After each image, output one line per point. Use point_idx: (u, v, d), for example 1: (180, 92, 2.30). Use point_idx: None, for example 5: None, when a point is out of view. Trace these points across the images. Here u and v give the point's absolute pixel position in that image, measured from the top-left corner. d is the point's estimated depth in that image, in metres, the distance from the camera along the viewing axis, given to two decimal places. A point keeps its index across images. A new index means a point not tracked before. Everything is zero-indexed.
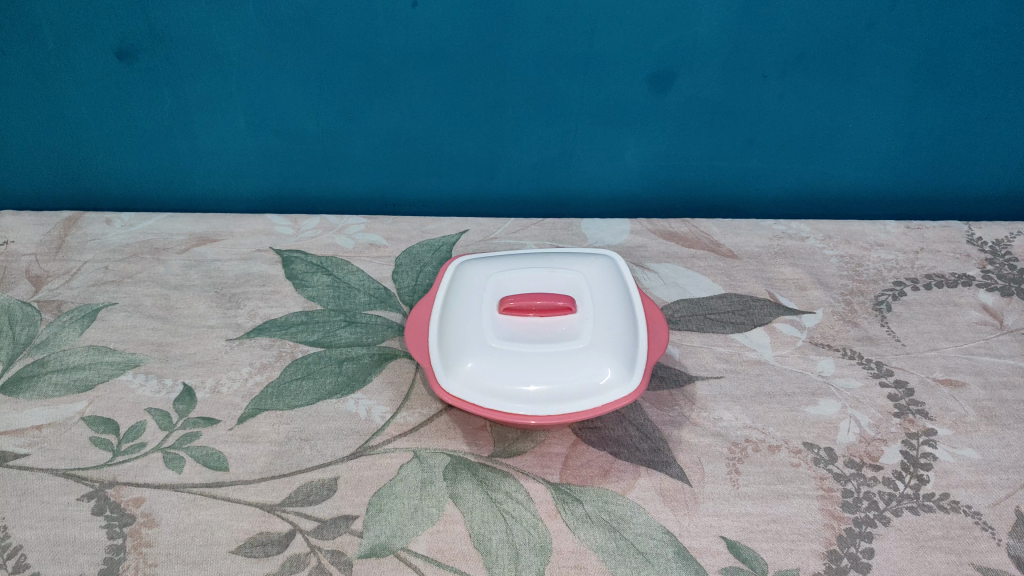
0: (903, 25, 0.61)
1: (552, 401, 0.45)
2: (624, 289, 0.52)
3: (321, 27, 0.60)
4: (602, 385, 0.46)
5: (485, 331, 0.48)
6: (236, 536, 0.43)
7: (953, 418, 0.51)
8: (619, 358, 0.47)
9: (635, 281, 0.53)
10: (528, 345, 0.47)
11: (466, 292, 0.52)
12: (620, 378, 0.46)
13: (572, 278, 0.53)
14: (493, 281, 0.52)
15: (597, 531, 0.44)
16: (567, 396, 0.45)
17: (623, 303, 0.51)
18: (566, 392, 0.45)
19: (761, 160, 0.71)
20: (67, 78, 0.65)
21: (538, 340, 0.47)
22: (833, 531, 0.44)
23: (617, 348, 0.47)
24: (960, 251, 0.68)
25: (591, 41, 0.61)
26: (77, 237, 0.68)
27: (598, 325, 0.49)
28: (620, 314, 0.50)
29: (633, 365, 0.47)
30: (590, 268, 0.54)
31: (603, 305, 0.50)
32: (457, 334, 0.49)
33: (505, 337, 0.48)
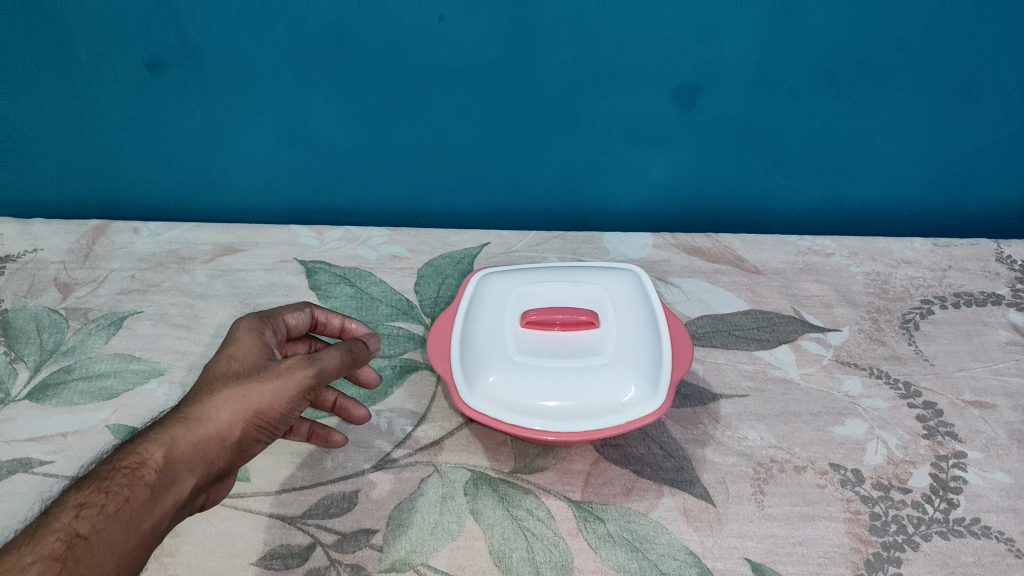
0: (936, 41, 0.60)
1: (574, 417, 0.45)
2: (648, 304, 0.52)
3: (349, 42, 0.60)
4: (626, 402, 0.45)
5: (507, 345, 0.48)
6: (257, 548, 0.43)
7: (983, 441, 0.50)
8: (643, 376, 0.46)
9: (658, 295, 0.53)
10: (550, 361, 0.47)
11: (488, 306, 0.52)
12: (645, 395, 0.45)
13: (595, 292, 0.52)
14: (515, 295, 0.52)
15: (619, 551, 0.44)
16: (588, 413, 0.45)
17: (648, 319, 0.50)
18: (586, 408, 0.45)
19: (789, 175, 0.71)
20: (101, 92, 0.66)
21: (561, 355, 0.47)
22: (860, 555, 0.43)
23: (640, 365, 0.47)
24: (990, 270, 0.66)
25: (618, 57, 0.61)
26: (104, 246, 0.69)
27: (621, 342, 0.48)
28: (643, 329, 0.49)
29: (657, 382, 0.46)
30: (613, 283, 0.54)
31: (627, 322, 0.50)
32: (479, 348, 0.48)
33: (527, 351, 0.47)
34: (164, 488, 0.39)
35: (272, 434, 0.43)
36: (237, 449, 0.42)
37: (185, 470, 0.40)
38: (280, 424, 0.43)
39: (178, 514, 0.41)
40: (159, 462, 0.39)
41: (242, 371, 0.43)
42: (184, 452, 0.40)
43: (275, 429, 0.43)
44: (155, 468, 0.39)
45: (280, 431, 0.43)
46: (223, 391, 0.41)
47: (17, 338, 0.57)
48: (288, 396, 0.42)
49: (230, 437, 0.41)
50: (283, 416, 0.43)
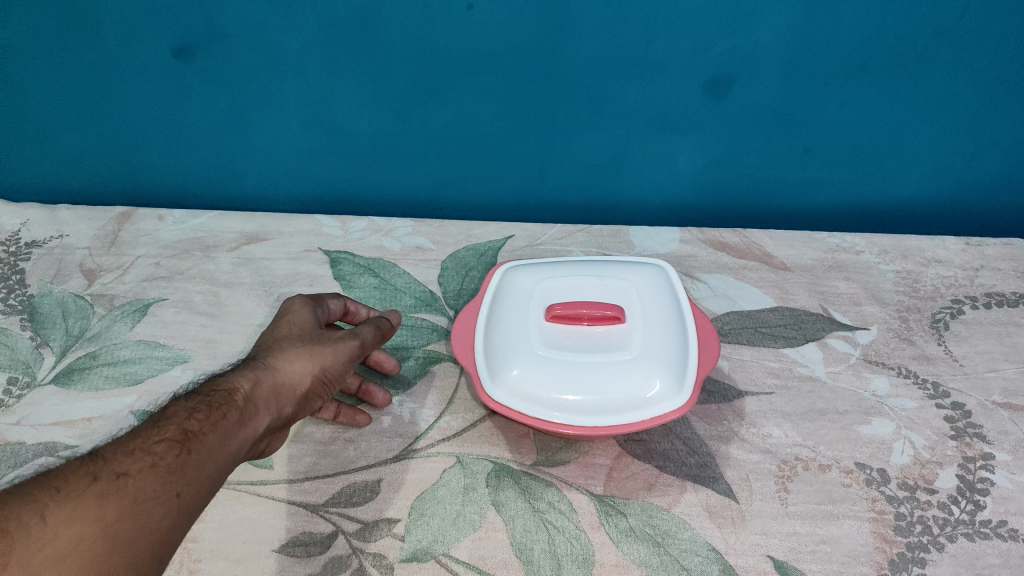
0: (973, 34, 0.59)
1: (598, 413, 0.44)
2: (674, 300, 0.51)
3: (376, 28, 0.60)
4: (650, 398, 0.45)
5: (532, 338, 0.48)
6: (279, 535, 0.43)
7: (1012, 442, 0.50)
8: (668, 372, 0.46)
9: (686, 292, 0.52)
10: (575, 355, 0.46)
11: (512, 299, 0.51)
12: (670, 391, 0.45)
13: (622, 288, 0.52)
14: (540, 288, 0.52)
15: (641, 545, 0.43)
16: (612, 408, 0.44)
17: (674, 316, 0.50)
18: (611, 404, 0.45)
19: (817, 169, 0.70)
20: (129, 78, 0.66)
21: (586, 350, 0.47)
22: (885, 555, 0.43)
23: (666, 361, 0.46)
24: (1021, 270, 0.65)
25: (648, 46, 0.60)
26: (130, 233, 0.69)
27: (647, 338, 0.48)
28: (670, 326, 0.49)
29: (683, 380, 0.46)
30: (639, 278, 0.53)
31: (652, 318, 0.49)
32: (503, 340, 0.48)
33: (552, 345, 0.47)
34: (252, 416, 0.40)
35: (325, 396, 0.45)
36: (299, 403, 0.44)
37: (267, 405, 0.41)
38: (336, 385, 0.46)
39: (248, 454, 0.41)
40: (249, 391, 0.40)
41: (307, 331, 0.45)
42: (268, 389, 0.41)
43: (330, 390, 0.45)
44: (247, 395, 0.40)
45: (332, 394, 0.46)
46: (294, 345, 0.44)
47: (43, 322, 0.58)
48: (348, 356, 0.46)
49: (303, 386, 0.43)
50: (340, 376, 0.46)
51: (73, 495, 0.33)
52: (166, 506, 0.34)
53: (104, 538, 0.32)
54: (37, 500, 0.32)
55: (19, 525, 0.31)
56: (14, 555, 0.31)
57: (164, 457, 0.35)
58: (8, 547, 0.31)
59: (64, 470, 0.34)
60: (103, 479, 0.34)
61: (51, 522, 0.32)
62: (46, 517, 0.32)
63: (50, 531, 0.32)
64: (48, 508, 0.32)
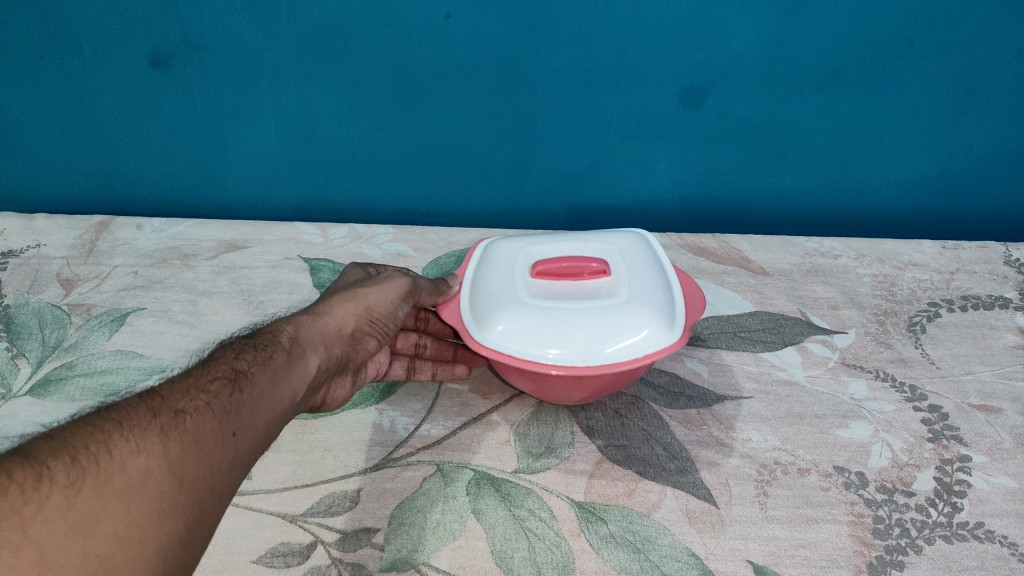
0: (943, 43, 0.60)
1: (588, 351, 0.44)
2: (657, 260, 0.52)
3: (351, 38, 0.60)
4: (642, 335, 0.44)
5: (520, 289, 0.48)
6: (257, 545, 0.43)
7: (988, 444, 0.50)
8: (657, 310, 0.46)
9: (666, 253, 0.53)
10: (561, 301, 0.46)
11: (498, 260, 0.52)
12: (659, 329, 0.45)
13: (603, 247, 0.53)
14: (527, 249, 0.52)
15: (621, 552, 0.43)
16: (608, 343, 0.44)
17: (658, 270, 0.50)
18: (606, 339, 0.44)
19: (794, 175, 0.71)
20: (105, 87, 0.66)
21: (575, 297, 0.47)
22: (863, 558, 0.43)
23: (655, 301, 0.47)
24: (997, 272, 0.66)
25: (623, 55, 0.61)
26: (108, 242, 0.69)
27: (633, 284, 0.48)
28: (655, 276, 0.49)
29: (671, 320, 0.46)
30: (621, 241, 0.54)
31: (638, 270, 0.50)
32: (488, 294, 0.48)
33: (541, 295, 0.47)
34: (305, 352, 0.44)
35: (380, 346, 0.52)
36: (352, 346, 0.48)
37: (313, 348, 0.44)
38: (384, 326, 0.50)
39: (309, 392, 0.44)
40: (292, 333, 0.44)
41: (350, 286, 0.51)
42: (311, 331, 0.45)
43: (379, 331, 0.50)
44: (291, 336, 0.44)
45: (382, 335, 0.50)
46: (336, 296, 0.49)
47: (19, 333, 0.57)
48: (391, 297, 0.50)
49: (345, 329, 0.47)
50: (384, 319, 0.50)
51: (138, 430, 0.32)
52: (223, 443, 0.35)
53: (172, 470, 0.32)
54: (102, 434, 0.32)
55: (90, 456, 0.31)
56: (86, 484, 0.30)
57: (216, 397, 0.36)
58: (81, 476, 0.30)
59: (121, 412, 0.34)
60: (162, 417, 0.34)
61: (119, 453, 0.31)
62: (114, 448, 0.31)
63: (120, 462, 0.31)
64: (115, 440, 0.32)
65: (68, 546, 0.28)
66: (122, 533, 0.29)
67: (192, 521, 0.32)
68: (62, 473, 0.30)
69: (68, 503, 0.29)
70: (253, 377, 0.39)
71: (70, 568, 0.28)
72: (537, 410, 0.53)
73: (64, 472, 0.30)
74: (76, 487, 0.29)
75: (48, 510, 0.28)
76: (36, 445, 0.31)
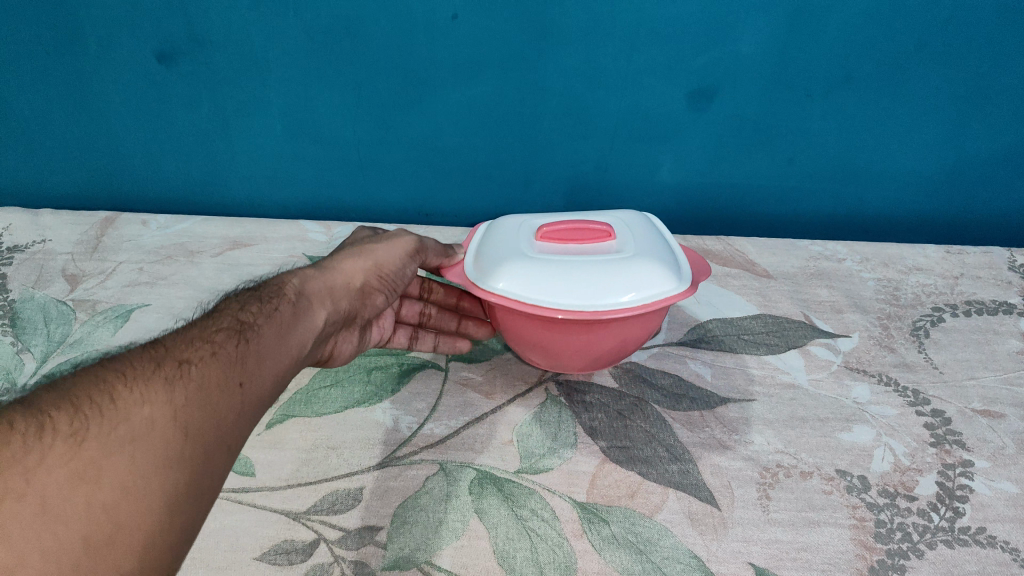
0: (950, 47, 0.61)
1: (601, 297, 0.44)
2: (660, 232, 0.53)
3: (361, 37, 0.61)
4: (652, 285, 0.45)
5: (528, 245, 0.48)
6: (260, 543, 0.43)
7: (991, 449, 0.50)
8: (664, 265, 0.46)
9: (667, 228, 0.54)
10: (570, 254, 0.47)
11: (505, 225, 0.53)
12: (667, 282, 0.46)
13: (607, 218, 0.53)
14: (532, 218, 0.53)
15: (623, 553, 0.43)
16: (618, 291, 0.45)
17: (662, 238, 0.51)
18: (616, 287, 0.45)
19: (800, 180, 0.71)
20: (113, 83, 0.66)
21: (583, 252, 0.47)
22: (865, 562, 0.42)
23: (662, 258, 0.47)
24: (1001, 278, 0.66)
25: (632, 56, 0.61)
26: (113, 238, 0.69)
27: (640, 243, 0.49)
28: (660, 240, 0.50)
29: (678, 276, 0.47)
30: (624, 215, 0.55)
31: (644, 234, 0.51)
32: (497, 250, 0.49)
33: (549, 248, 0.48)
34: (314, 300, 0.46)
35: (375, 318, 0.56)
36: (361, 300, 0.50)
37: (322, 299, 0.46)
38: (392, 281, 0.52)
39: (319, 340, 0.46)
40: (301, 285, 0.46)
41: (360, 242, 0.52)
42: (321, 284, 0.47)
43: (386, 285, 0.52)
44: (300, 287, 0.45)
45: (390, 289, 0.53)
46: (347, 251, 0.51)
47: (24, 327, 0.57)
48: (398, 253, 0.52)
49: (355, 282, 0.49)
50: (392, 274, 0.52)
51: (141, 380, 0.33)
52: (227, 394, 0.35)
53: (176, 420, 0.32)
54: (106, 385, 0.32)
55: (93, 406, 0.31)
56: (89, 435, 0.30)
57: (221, 349, 0.37)
58: (83, 425, 0.30)
59: (125, 364, 0.34)
60: (166, 366, 0.34)
61: (122, 403, 0.31)
62: (117, 399, 0.31)
63: (123, 412, 0.31)
64: (118, 391, 0.32)
65: (72, 493, 0.28)
66: (125, 480, 0.29)
67: (199, 469, 0.32)
68: (64, 423, 0.30)
69: (70, 451, 0.29)
70: (259, 326, 0.40)
71: (74, 514, 0.28)
72: (541, 410, 0.53)
73: (66, 423, 0.30)
74: (79, 438, 0.29)
75: (49, 459, 0.28)
76: (39, 397, 0.31)
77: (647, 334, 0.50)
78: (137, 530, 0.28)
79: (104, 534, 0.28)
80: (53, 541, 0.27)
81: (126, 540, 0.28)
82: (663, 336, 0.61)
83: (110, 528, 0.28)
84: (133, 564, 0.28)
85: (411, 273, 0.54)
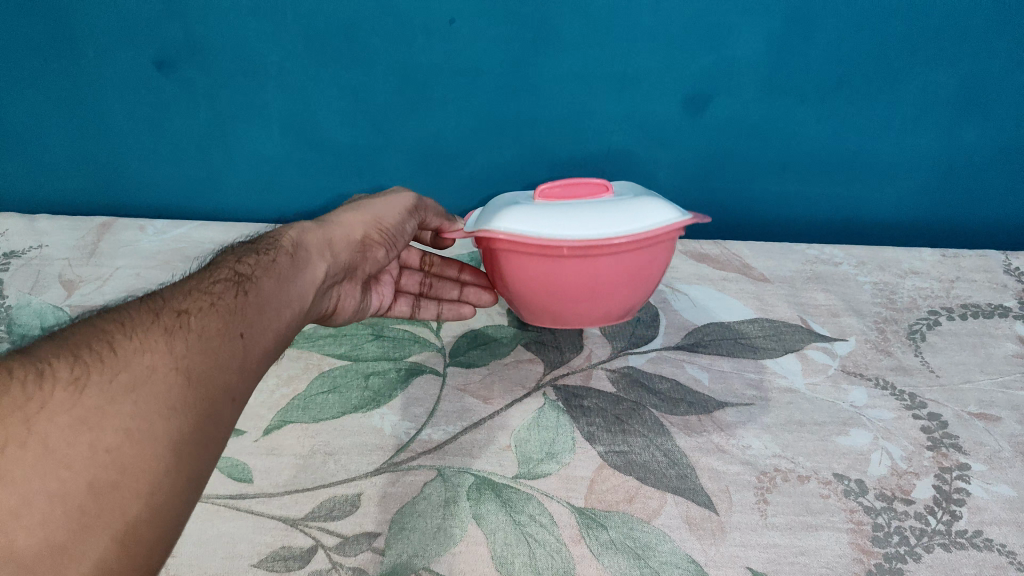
0: (943, 51, 0.62)
1: (600, 224, 0.45)
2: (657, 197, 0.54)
3: (358, 42, 0.62)
4: (650, 215, 0.46)
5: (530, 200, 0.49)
6: (258, 549, 0.43)
7: (987, 453, 0.50)
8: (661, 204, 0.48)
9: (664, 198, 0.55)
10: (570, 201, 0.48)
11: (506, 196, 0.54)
12: (665, 212, 0.47)
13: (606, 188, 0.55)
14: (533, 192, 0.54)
15: (621, 557, 0.43)
16: (618, 222, 0.45)
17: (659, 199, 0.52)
18: (616, 218, 0.45)
19: (796, 185, 0.71)
20: (110, 89, 0.66)
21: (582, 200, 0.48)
22: (862, 565, 0.42)
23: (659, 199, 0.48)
24: (996, 281, 0.66)
25: (627, 61, 0.62)
26: (110, 243, 0.69)
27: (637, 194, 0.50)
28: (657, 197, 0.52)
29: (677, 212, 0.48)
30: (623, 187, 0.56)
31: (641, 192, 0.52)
32: (499, 205, 0.50)
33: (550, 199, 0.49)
34: (312, 249, 0.49)
35: (373, 282, 0.61)
36: (360, 251, 0.53)
37: (318, 252, 0.49)
38: (387, 238, 0.55)
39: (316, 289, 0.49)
40: (298, 237, 0.48)
41: (359, 202, 0.56)
42: (318, 237, 0.50)
43: (381, 242, 0.55)
44: (297, 240, 0.48)
45: (385, 246, 0.55)
46: (345, 208, 0.54)
47: (21, 333, 0.56)
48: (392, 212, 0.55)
49: (350, 237, 0.52)
50: (387, 233, 0.55)
51: (140, 331, 0.34)
52: (226, 343, 0.36)
53: (176, 368, 0.33)
54: (105, 338, 0.33)
55: (93, 355, 0.32)
56: (90, 382, 0.31)
57: (218, 304, 0.38)
58: (84, 373, 0.31)
59: (123, 320, 0.35)
60: (164, 319, 0.35)
61: (123, 353, 0.32)
62: (118, 348, 0.33)
63: (123, 360, 0.32)
64: (118, 341, 0.33)
65: (75, 437, 0.29)
66: (127, 426, 0.30)
67: (200, 418, 0.33)
68: (65, 371, 0.31)
69: (72, 397, 0.30)
70: (258, 279, 0.42)
71: (77, 458, 0.28)
72: (539, 415, 0.53)
73: (66, 371, 0.31)
74: (80, 384, 0.30)
75: (51, 405, 0.29)
76: (38, 349, 0.32)
77: (659, 267, 0.51)
78: (141, 474, 0.29)
79: (108, 476, 0.29)
80: (58, 483, 0.28)
81: (131, 484, 0.29)
82: (661, 340, 0.61)
83: (113, 471, 0.29)
84: (139, 508, 0.29)
85: (407, 233, 0.57)
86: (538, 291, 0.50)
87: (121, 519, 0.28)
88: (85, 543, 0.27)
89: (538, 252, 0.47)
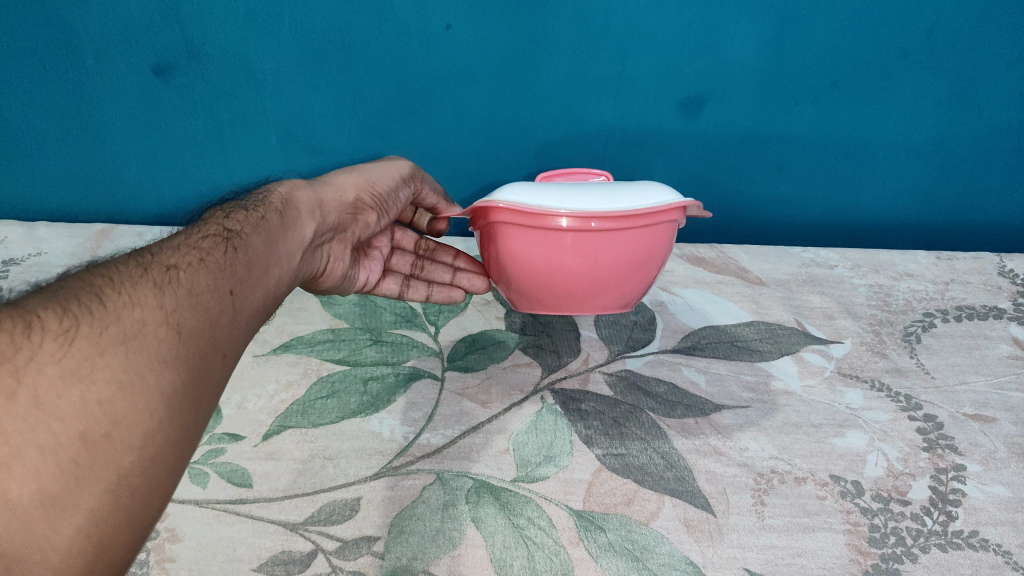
0: (935, 55, 0.62)
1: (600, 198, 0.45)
2: None
3: (356, 48, 0.62)
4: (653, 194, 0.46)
5: None
6: (259, 553, 0.43)
7: (982, 453, 0.50)
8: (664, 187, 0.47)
9: None
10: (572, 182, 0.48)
11: None
12: (669, 193, 0.46)
13: None
14: None
15: (619, 560, 0.43)
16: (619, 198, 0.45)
17: None
18: (617, 195, 0.45)
19: (791, 188, 0.71)
20: (108, 97, 0.67)
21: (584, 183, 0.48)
22: (859, 566, 0.43)
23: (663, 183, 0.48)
24: (990, 283, 0.67)
25: (622, 66, 0.63)
26: (109, 250, 0.69)
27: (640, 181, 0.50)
28: None
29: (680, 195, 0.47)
30: None
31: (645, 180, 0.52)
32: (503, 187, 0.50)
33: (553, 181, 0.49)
34: (301, 209, 0.50)
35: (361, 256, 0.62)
36: (350, 213, 0.55)
37: (309, 212, 0.51)
38: (378, 203, 0.56)
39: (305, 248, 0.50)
40: (288, 195, 0.50)
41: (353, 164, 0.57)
42: (307, 196, 0.51)
43: (371, 206, 0.56)
44: (285, 197, 0.50)
45: (375, 211, 0.57)
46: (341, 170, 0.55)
47: None
48: (384, 178, 0.56)
49: (340, 198, 0.53)
50: (378, 198, 0.56)
51: (128, 287, 0.35)
52: (213, 301, 0.38)
53: (165, 323, 0.34)
54: (94, 292, 0.34)
55: (82, 309, 0.33)
56: (79, 334, 0.32)
57: (206, 265, 0.40)
58: (73, 326, 0.32)
59: (110, 277, 0.36)
60: (152, 276, 0.37)
61: (112, 307, 0.34)
62: (107, 301, 0.34)
63: (114, 314, 0.33)
64: (107, 295, 0.34)
65: (66, 389, 0.30)
66: (118, 379, 0.31)
67: (190, 373, 0.34)
68: (54, 322, 0.32)
69: (61, 350, 0.31)
70: (244, 238, 0.44)
71: (69, 410, 0.29)
72: (537, 419, 0.54)
73: (55, 323, 0.32)
74: (69, 336, 0.31)
75: (41, 355, 0.30)
76: (27, 299, 0.33)
77: (664, 251, 0.50)
78: (133, 428, 0.31)
79: (101, 428, 0.30)
80: (50, 435, 0.29)
81: (123, 437, 0.30)
82: (658, 343, 0.62)
83: (105, 424, 0.30)
84: (133, 458, 0.31)
85: (400, 200, 0.58)
86: (537, 273, 0.50)
87: (116, 470, 0.30)
88: (80, 496, 0.29)
89: (538, 226, 0.46)
